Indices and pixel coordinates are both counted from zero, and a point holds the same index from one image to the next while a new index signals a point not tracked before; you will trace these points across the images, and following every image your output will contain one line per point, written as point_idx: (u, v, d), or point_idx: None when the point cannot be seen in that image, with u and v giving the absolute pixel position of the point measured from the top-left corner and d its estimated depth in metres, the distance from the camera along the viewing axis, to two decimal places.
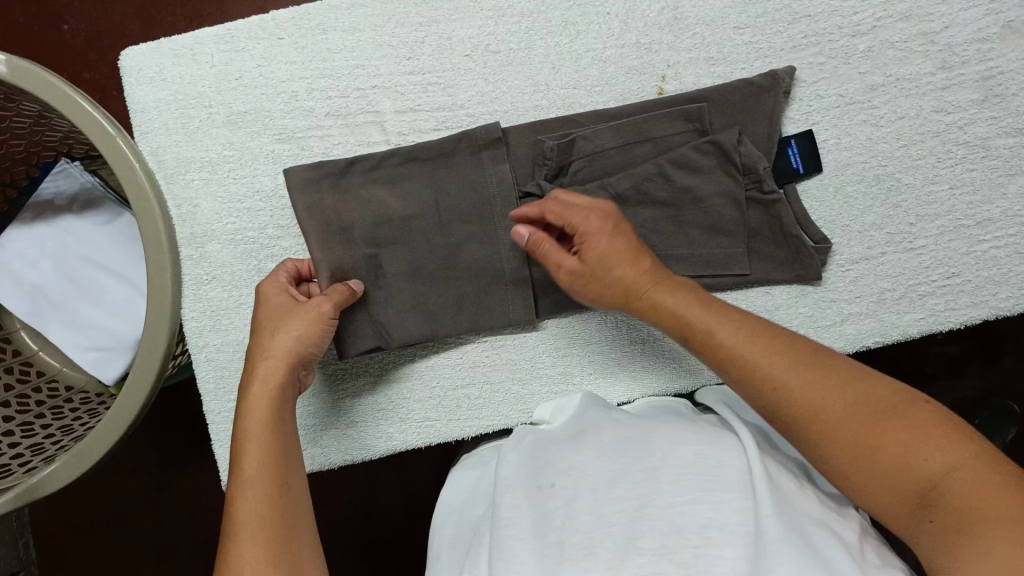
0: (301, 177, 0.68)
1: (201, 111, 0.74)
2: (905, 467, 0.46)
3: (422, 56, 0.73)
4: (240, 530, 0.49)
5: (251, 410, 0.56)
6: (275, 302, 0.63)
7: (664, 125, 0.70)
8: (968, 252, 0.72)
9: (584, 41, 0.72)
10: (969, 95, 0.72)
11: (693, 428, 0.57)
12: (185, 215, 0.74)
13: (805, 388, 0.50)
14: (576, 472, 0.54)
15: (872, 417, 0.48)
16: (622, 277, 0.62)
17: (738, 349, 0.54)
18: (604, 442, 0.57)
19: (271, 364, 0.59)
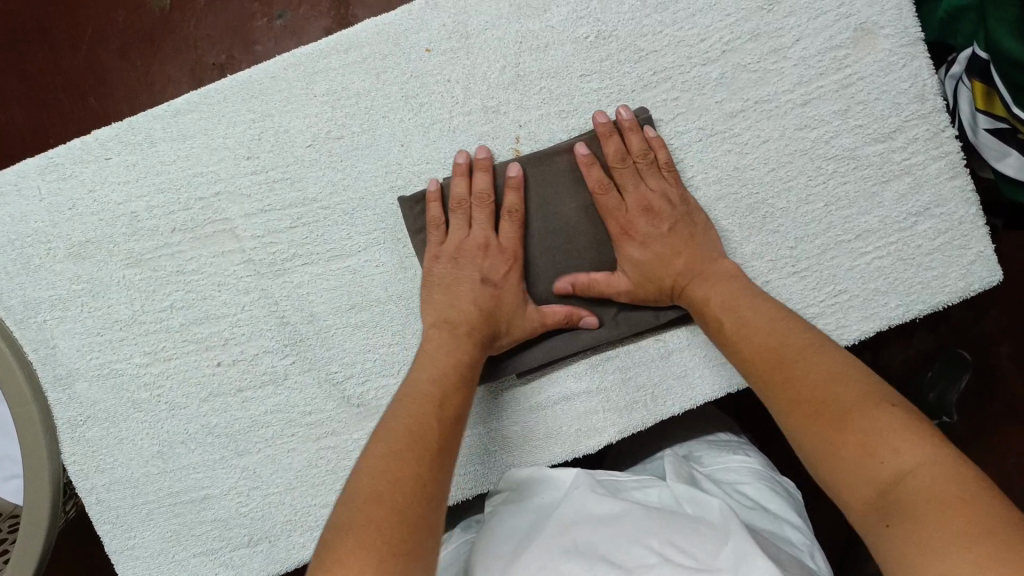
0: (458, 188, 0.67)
1: (40, 248, 0.69)
2: (872, 466, 0.45)
3: (262, 153, 0.69)
4: (392, 439, 0.54)
5: (459, 349, 0.63)
6: (497, 257, 0.67)
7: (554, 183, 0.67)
8: (851, 267, 0.70)
9: (428, 113, 0.69)
10: (832, 107, 0.69)
11: (662, 515, 0.55)
12: (45, 357, 0.71)
13: (813, 378, 0.51)
14: (548, 571, 0.50)
15: (880, 422, 0.46)
16: (675, 241, 0.66)
17: (790, 343, 0.55)
18: (574, 537, 0.54)
19: (477, 309, 0.65)
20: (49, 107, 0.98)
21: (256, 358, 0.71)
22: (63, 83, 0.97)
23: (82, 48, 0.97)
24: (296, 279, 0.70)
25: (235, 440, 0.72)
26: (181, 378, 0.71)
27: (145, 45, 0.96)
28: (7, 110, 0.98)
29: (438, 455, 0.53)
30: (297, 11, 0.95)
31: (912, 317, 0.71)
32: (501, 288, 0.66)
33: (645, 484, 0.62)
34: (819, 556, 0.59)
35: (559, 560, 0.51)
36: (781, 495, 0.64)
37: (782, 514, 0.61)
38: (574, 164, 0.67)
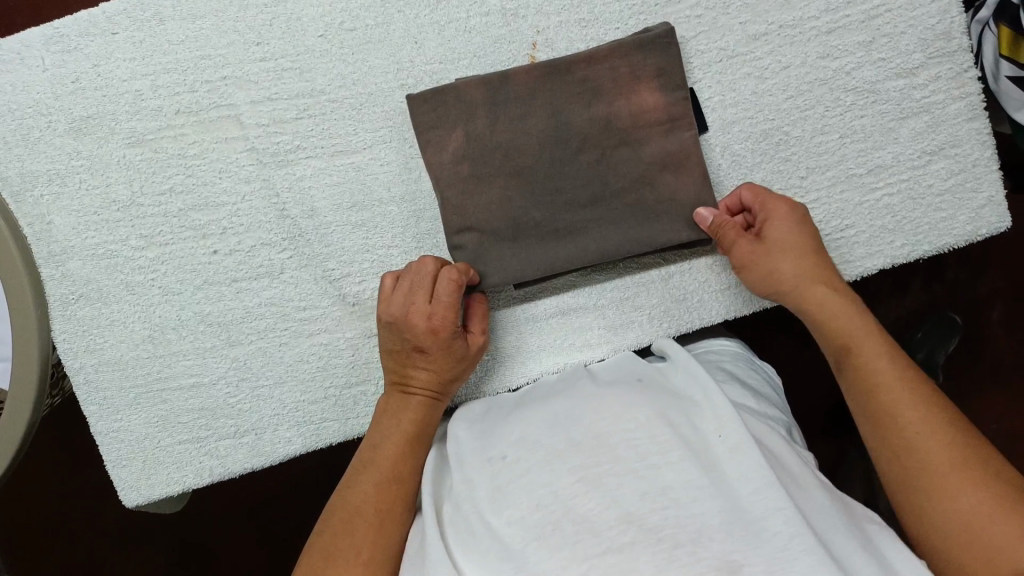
0: (472, 88, 0.66)
1: (40, 120, 0.68)
2: (968, 533, 0.48)
3: (273, 40, 0.67)
4: (359, 476, 0.61)
5: (428, 354, 0.65)
6: (427, 326, 0.64)
7: (572, 91, 0.66)
8: (860, 202, 0.70)
9: (445, 11, 0.67)
10: (856, 38, 0.68)
11: (643, 391, 0.58)
12: (39, 233, 0.70)
13: (940, 450, 0.52)
14: (528, 442, 0.55)
15: (953, 460, 0.51)
16: (790, 268, 0.63)
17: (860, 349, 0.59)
18: (555, 410, 0.58)
19: (432, 330, 0.64)
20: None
21: (253, 250, 0.70)
22: None
23: None
24: (299, 172, 0.69)
25: (227, 330, 0.71)
26: (176, 264, 0.70)
27: None
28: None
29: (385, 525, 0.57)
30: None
31: (915, 258, 0.71)
32: (426, 348, 0.64)
33: (639, 365, 0.64)
34: (796, 431, 0.61)
35: (539, 433, 0.55)
36: (763, 376, 0.66)
37: (763, 392, 0.63)
38: (593, 74, 0.66)
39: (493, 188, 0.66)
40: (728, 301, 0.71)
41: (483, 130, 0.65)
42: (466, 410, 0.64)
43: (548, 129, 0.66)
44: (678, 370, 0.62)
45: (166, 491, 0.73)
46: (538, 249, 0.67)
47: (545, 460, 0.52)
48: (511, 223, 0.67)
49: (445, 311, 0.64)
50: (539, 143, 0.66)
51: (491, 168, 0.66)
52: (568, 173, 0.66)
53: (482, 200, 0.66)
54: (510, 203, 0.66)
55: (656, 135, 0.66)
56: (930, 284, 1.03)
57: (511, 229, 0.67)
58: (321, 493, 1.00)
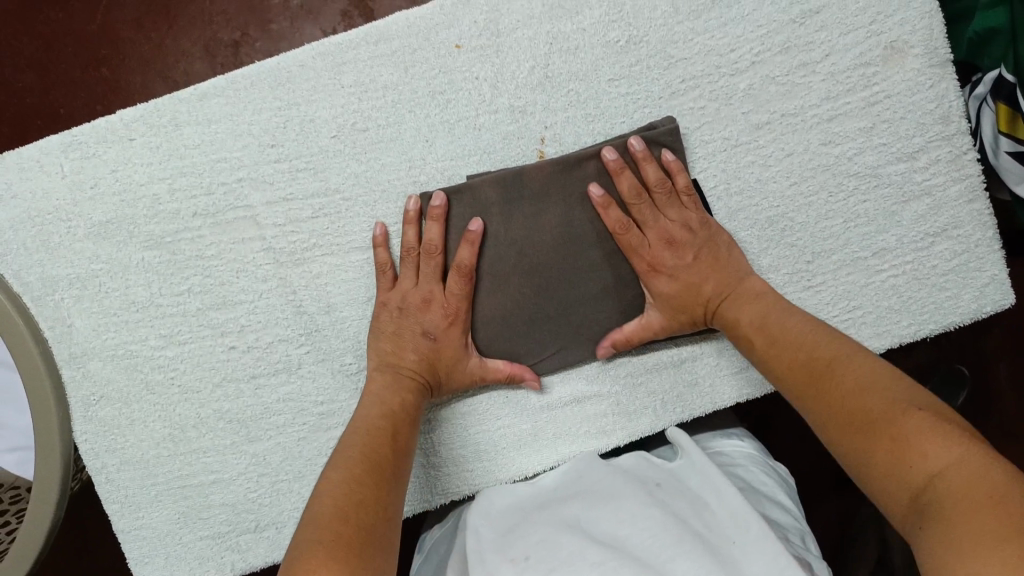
0: (485, 188, 0.67)
1: (60, 226, 0.69)
2: (909, 462, 0.45)
3: (287, 142, 0.69)
4: (352, 463, 0.55)
5: (440, 343, 0.67)
6: (439, 310, 0.67)
7: (582, 188, 0.67)
8: (866, 283, 0.71)
9: (455, 110, 0.69)
10: (857, 124, 0.69)
11: (657, 493, 0.60)
12: (60, 335, 0.71)
13: (871, 395, 0.50)
14: (549, 543, 0.55)
15: (887, 405, 0.49)
16: (708, 287, 0.66)
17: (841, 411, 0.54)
18: (572, 513, 0.59)
19: (443, 315, 0.67)
20: (62, 72, 0.95)
21: (271, 346, 0.71)
22: (77, 52, 0.95)
23: (96, 13, 0.95)
24: (315, 269, 0.70)
25: (247, 427, 0.71)
26: (195, 361, 0.71)
27: (161, 17, 0.94)
28: (21, 74, 0.96)
29: (394, 481, 0.56)
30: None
31: (922, 336, 0.72)
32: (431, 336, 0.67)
33: (655, 467, 0.65)
34: (809, 538, 0.61)
35: (559, 536, 0.55)
36: (775, 478, 0.67)
37: (773, 497, 0.64)
38: (600, 170, 0.67)
39: (509, 286, 0.68)
40: (740, 383, 0.72)
41: (496, 229, 0.67)
42: (479, 508, 0.65)
43: (560, 226, 0.67)
44: (694, 470, 0.63)
45: None
46: (550, 340, 0.69)
47: (569, 558, 0.52)
48: (524, 317, 0.69)
49: (456, 307, 0.67)
50: (551, 239, 0.67)
51: (507, 265, 0.68)
52: (580, 268, 0.68)
53: (495, 296, 0.68)
54: (526, 299, 0.68)
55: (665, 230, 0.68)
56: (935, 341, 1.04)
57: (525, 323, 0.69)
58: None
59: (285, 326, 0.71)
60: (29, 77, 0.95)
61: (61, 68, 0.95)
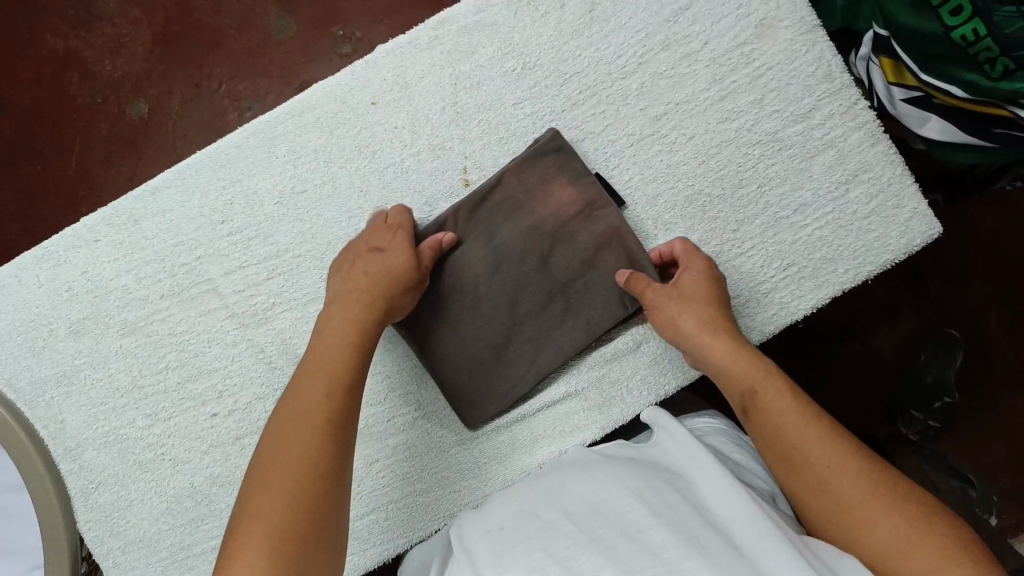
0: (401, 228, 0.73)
1: (43, 330, 0.75)
2: (881, 539, 0.52)
3: (235, 215, 0.75)
4: (284, 431, 0.57)
5: (385, 251, 0.69)
6: (384, 234, 0.70)
7: (496, 206, 0.73)
8: (794, 240, 0.74)
9: (381, 158, 0.75)
10: (748, 98, 0.75)
11: (636, 464, 0.61)
12: (54, 432, 0.75)
13: (828, 450, 0.57)
14: (525, 516, 0.58)
15: (860, 478, 0.55)
16: (699, 306, 0.67)
17: (762, 388, 0.61)
18: (547, 485, 0.61)
19: (386, 235, 0.70)
20: (46, 211, 1.05)
21: (249, 406, 0.75)
22: (57, 190, 1.05)
23: (73, 157, 1.05)
24: (278, 325, 0.75)
25: (238, 487, 0.75)
26: (181, 434, 0.75)
27: (129, 150, 1.05)
28: (9, 224, 1.05)
29: (339, 427, 0.58)
30: (266, 101, 1.04)
31: (862, 279, 0.74)
32: (373, 264, 0.68)
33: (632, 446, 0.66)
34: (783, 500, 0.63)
35: (534, 507, 0.58)
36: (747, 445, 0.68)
37: (747, 463, 0.65)
38: (507, 185, 0.73)
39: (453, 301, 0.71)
40: None
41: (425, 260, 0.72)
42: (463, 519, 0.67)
43: (485, 244, 0.73)
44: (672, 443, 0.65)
45: None
46: (505, 346, 0.73)
47: (544, 526, 0.55)
48: (474, 336, 0.73)
49: (398, 239, 0.69)
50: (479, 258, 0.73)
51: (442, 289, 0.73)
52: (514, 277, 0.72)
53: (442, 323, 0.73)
54: (468, 319, 0.73)
55: (582, 226, 0.72)
56: (919, 304, 1.04)
57: (474, 341, 0.73)
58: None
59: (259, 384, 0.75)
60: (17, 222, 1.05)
61: (42, 213, 1.05)
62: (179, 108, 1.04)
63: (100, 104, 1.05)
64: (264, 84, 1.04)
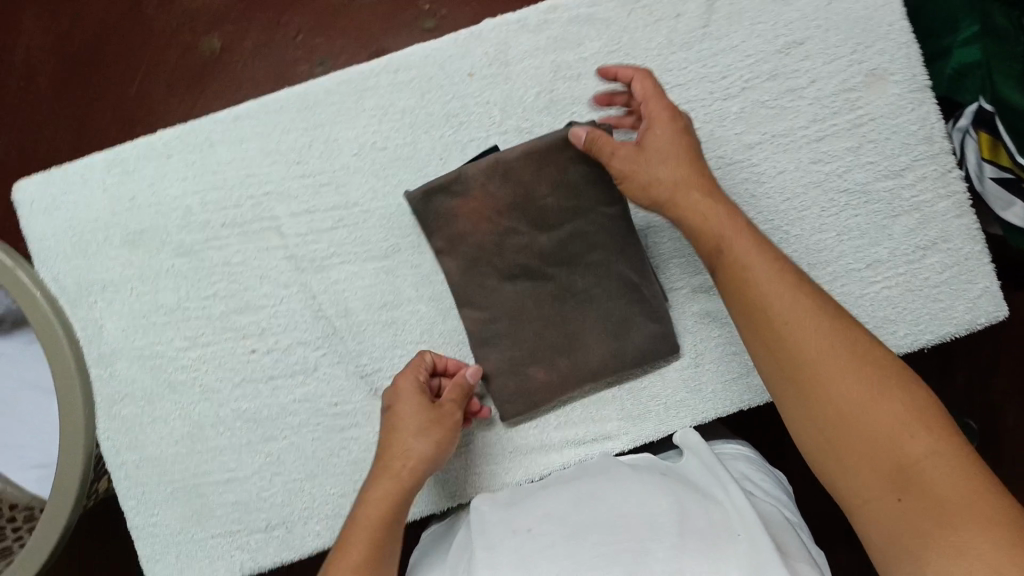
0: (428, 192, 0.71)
1: (98, 234, 0.75)
2: (859, 430, 0.51)
3: (311, 159, 0.75)
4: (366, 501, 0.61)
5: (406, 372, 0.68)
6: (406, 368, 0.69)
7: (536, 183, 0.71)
8: (861, 294, 0.74)
9: (468, 130, 0.75)
10: (844, 144, 0.74)
11: (667, 475, 0.62)
12: (90, 334, 0.75)
13: (807, 326, 0.54)
14: (550, 520, 0.58)
15: (833, 352, 0.53)
16: (667, 162, 0.65)
17: (739, 250, 0.60)
18: (578, 489, 0.62)
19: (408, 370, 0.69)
20: (100, 130, 1.02)
21: (289, 348, 0.75)
22: (114, 109, 1.01)
23: (136, 79, 1.01)
24: (334, 276, 0.74)
25: (263, 426, 0.74)
26: (216, 363, 0.75)
27: (193, 82, 1.01)
28: (59, 132, 1.02)
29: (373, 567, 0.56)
30: (338, 60, 0.99)
31: (919, 346, 0.74)
32: (394, 434, 0.65)
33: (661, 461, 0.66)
34: (811, 538, 0.62)
35: (559, 513, 0.59)
36: (777, 482, 0.67)
37: (780, 498, 0.64)
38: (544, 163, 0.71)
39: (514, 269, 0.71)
40: (741, 389, 0.74)
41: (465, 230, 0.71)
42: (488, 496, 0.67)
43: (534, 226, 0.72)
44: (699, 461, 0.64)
45: None
46: (557, 338, 0.72)
47: (567, 534, 0.56)
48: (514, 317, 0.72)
49: (409, 388, 0.67)
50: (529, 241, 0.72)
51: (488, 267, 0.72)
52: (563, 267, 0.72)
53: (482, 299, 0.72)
54: (511, 300, 0.72)
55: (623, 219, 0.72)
56: (944, 386, 1.01)
57: (513, 321, 0.72)
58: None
59: (304, 330, 0.75)
60: (70, 137, 1.02)
61: (97, 140, 1.02)
62: (251, 49, 1.00)
63: (173, 32, 1.00)
64: (339, 41, 0.99)
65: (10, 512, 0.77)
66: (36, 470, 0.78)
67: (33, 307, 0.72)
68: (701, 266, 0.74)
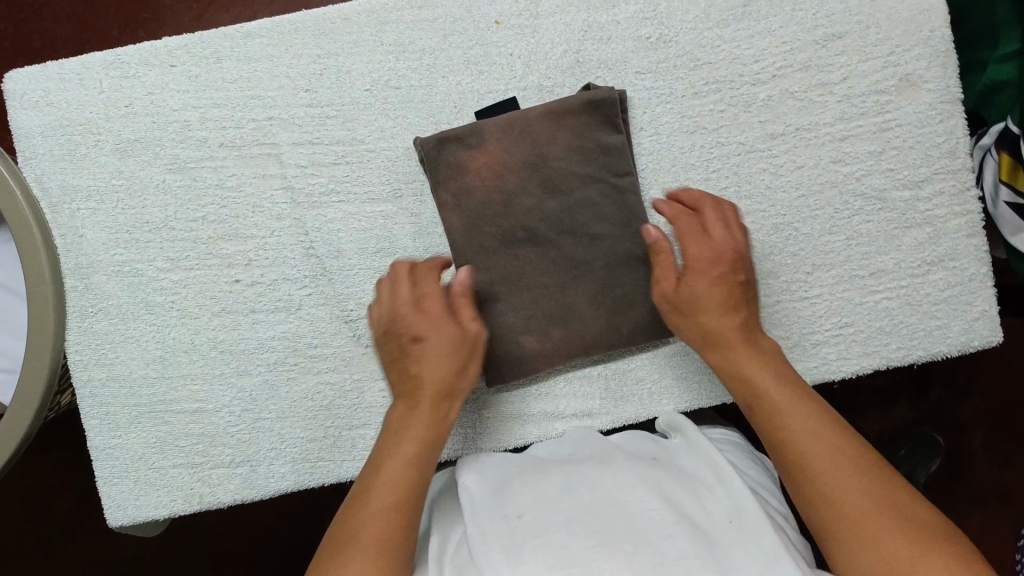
0: (434, 141, 0.69)
1: (89, 139, 0.71)
2: (846, 518, 0.52)
3: (320, 88, 0.71)
4: (383, 461, 0.60)
5: (425, 295, 0.66)
6: (430, 298, 0.66)
7: (547, 145, 0.70)
8: (860, 302, 0.73)
9: (486, 81, 0.72)
10: (867, 147, 0.72)
11: (657, 465, 0.59)
12: (69, 244, 0.71)
13: (805, 424, 0.58)
14: (542, 503, 0.55)
15: (828, 445, 0.56)
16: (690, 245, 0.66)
17: (753, 371, 0.62)
18: (566, 474, 0.58)
19: (427, 287, 0.67)
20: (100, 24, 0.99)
21: (274, 284, 0.72)
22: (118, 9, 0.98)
23: None
24: (330, 214, 0.72)
25: (238, 359, 0.72)
26: (198, 289, 0.72)
27: None
28: (58, 24, 0.99)
29: (408, 507, 0.57)
30: None
31: (910, 362, 0.73)
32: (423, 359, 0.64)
33: (646, 443, 0.64)
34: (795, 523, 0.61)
35: (553, 496, 0.55)
36: (761, 466, 0.66)
37: (765, 485, 0.63)
38: (556, 125, 0.70)
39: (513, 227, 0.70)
40: None
41: (468, 184, 0.70)
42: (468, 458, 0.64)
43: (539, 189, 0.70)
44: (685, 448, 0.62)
45: (153, 515, 0.72)
46: (551, 307, 0.70)
47: (563, 521, 0.52)
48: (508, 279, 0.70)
49: (435, 312, 0.65)
50: (531, 203, 0.70)
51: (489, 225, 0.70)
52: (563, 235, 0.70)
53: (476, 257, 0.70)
54: (506, 260, 0.70)
55: (630, 193, 0.70)
56: (918, 403, 1.02)
57: (507, 282, 0.70)
58: (280, 543, 0.95)
59: (291, 266, 0.72)
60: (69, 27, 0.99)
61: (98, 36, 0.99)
62: None
63: None
64: None
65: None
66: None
67: (9, 203, 0.68)
68: None
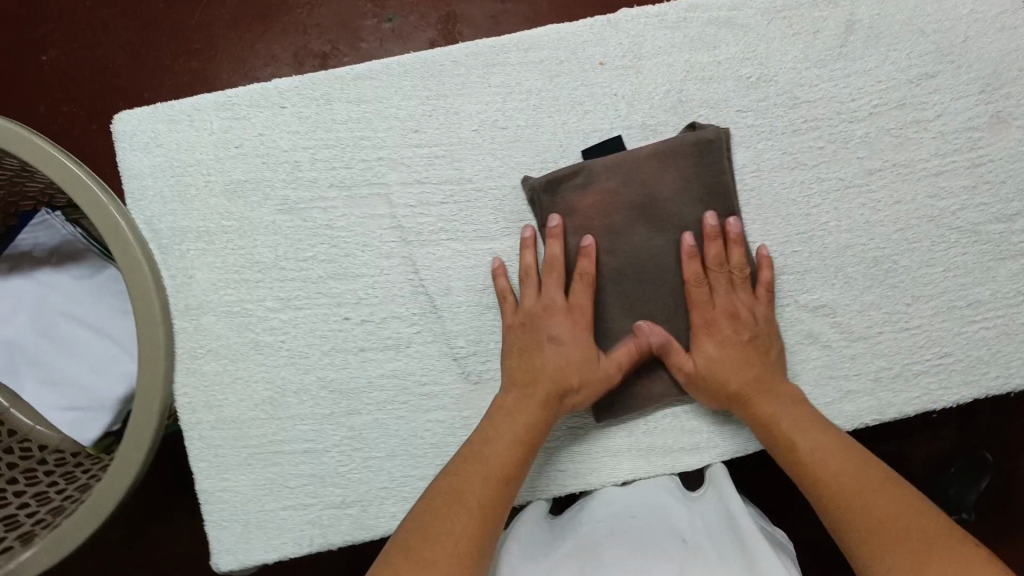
0: (540, 184, 0.70)
1: (199, 179, 0.72)
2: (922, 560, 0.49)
3: (429, 129, 0.72)
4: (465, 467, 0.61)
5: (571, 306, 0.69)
6: (567, 315, 0.69)
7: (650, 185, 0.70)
8: (959, 332, 0.74)
9: (592, 120, 0.73)
10: (962, 182, 0.74)
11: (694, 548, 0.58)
12: (180, 285, 0.72)
13: (872, 490, 0.57)
14: None
15: (892, 505, 0.55)
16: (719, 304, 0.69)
17: (808, 444, 0.63)
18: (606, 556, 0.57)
19: (580, 286, 0.69)
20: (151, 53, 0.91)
21: (383, 322, 0.72)
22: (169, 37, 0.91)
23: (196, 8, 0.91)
24: (439, 252, 0.72)
25: (347, 398, 0.72)
26: (308, 328, 0.72)
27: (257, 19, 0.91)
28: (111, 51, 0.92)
29: (487, 519, 0.57)
30: (409, 17, 0.89)
31: (1009, 389, 0.74)
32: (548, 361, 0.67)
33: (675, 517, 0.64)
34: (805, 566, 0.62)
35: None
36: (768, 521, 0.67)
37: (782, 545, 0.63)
38: (661, 165, 0.70)
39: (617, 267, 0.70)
40: (832, 416, 0.73)
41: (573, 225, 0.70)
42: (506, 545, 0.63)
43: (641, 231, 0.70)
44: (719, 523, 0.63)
45: (262, 558, 0.71)
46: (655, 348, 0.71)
47: None
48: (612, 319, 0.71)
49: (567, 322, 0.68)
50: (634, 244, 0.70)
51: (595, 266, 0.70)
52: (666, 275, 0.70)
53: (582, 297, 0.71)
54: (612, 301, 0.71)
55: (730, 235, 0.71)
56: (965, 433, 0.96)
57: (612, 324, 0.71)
58: None
59: (400, 303, 0.72)
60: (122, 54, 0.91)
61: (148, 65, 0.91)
62: None
63: None
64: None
65: (41, 455, 0.73)
66: (74, 412, 0.72)
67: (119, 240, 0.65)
68: (806, 287, 0.73)
